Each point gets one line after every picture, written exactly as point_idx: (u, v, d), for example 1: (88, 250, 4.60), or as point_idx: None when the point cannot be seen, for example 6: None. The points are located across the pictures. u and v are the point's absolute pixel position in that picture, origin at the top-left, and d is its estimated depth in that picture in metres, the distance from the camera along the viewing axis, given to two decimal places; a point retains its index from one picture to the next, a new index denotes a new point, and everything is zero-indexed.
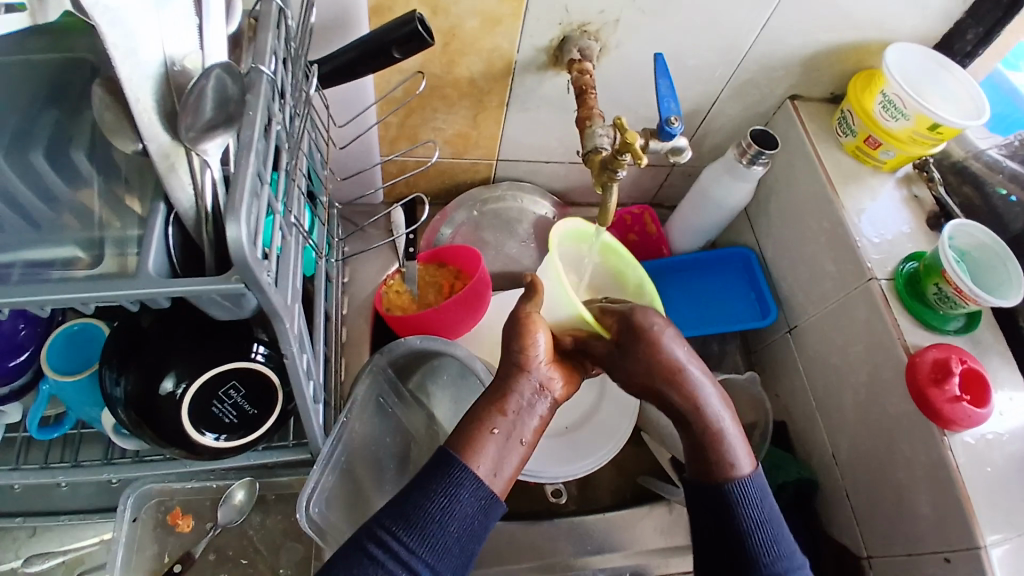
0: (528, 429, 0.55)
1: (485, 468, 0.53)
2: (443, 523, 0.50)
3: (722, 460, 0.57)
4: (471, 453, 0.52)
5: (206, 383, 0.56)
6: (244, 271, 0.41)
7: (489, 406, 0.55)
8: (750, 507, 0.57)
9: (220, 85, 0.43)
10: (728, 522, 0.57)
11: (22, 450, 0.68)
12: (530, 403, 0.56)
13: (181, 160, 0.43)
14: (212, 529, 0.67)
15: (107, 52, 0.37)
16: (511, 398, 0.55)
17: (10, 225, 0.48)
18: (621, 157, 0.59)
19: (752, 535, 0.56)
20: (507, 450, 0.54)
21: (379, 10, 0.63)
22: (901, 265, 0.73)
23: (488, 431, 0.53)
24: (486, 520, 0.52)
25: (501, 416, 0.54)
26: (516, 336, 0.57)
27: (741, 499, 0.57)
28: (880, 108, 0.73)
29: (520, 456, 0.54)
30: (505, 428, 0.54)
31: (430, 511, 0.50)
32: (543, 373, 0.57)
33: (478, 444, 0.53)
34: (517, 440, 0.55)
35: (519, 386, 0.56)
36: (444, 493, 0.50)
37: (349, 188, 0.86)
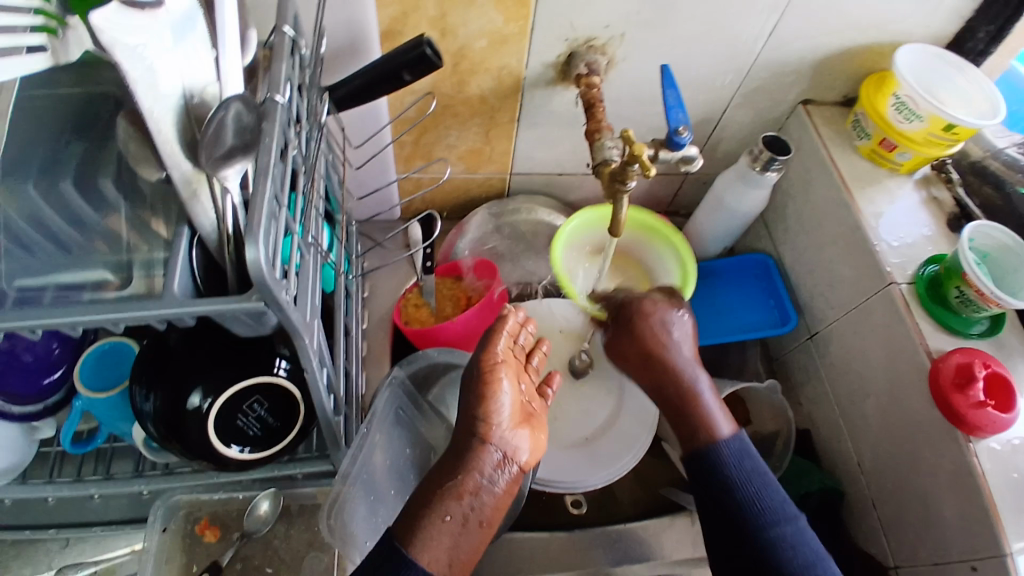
0: (487, 507, 0.57)
1: (441, 557, 0.53)
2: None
3: (700, 421, 0.63)
4: (416, 538, 0.52)
5: (230, 398, 0.58)
6: (263, 290, 0.42)
7: (447, 495, 0.55)
8: (736, 463, 0.61)
9: (239, 116, 0.45)
10: (720, 483, 0.61)
11: (57, 463, 0.71)
12: (491, 476, 0.57)
13: (203, 186, 0.46)
14: (238, 539, 0.68)
15: (131, 86, 0.40)
16: (467, 475, 0.56)
17: (43, 251, 0.51)
18: (629, 169, 0.60)
19: (739, 489, 0.60)
20: (463, 537, 0.54)
21: (389, 35, 0.65)
22: (922, 269, 0.72)
23: (438, 518, 0.54)
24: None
25: (456, 502, 0.55)
26: (481, 403, 0.59)
27: (729, 456, 0.62)
28: (894, 110, 0.73)
29: (478, 538, 0.56)
30: (459, 515, 0.55)
31: None
32: (502, 445, 0.59)
33: (424, 528, 0.53)
34: (472, 524, 0.55)
35: (481, 462, 0.57)
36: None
37: (368, 206, 0.88)
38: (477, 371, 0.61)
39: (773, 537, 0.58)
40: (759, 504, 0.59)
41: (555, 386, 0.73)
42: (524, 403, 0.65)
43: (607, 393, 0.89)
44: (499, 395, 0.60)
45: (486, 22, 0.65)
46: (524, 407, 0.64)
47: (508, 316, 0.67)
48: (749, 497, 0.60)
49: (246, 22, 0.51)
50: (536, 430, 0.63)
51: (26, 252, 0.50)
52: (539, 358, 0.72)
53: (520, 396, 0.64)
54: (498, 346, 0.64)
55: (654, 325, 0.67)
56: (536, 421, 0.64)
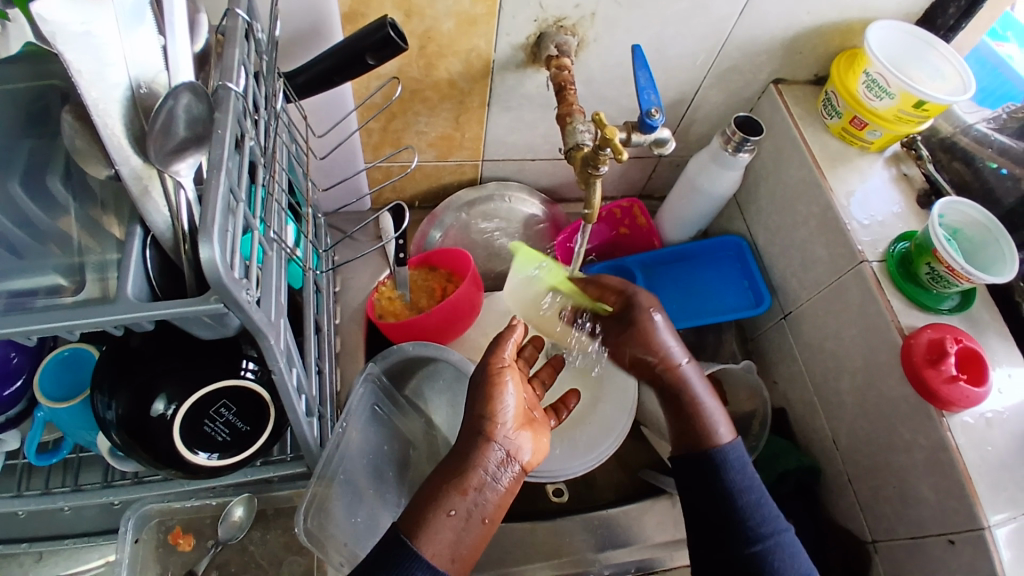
0: (489, 504, 0.56)
1: (442, 552, 0.52)
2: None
3: (705, 427, 0.66)
4: (420, 534, 0.52)
5: (194, 405, 0.55)
6: (221, 291, 0.40)
7: (450, 487, 0.55)
8: (734, 473, 0.63)
9: (189, 108, 0.43)
10: (717, 489, 0.63)
11: (25, 475, 0.68)
12: (493, 474, 0.57)
13: (155, 182, 0.43)
14: (213, 546, 0.66)
15: (73, 77, 0.37)
16: (472, 471, 0.56)
17: None
18: (602, 154, 0.60)
19: (736, 497, 0.62)
20: (466, 531, 0.54)
21: (351, 17, 0.62)
22: (893, 245, 0.72)
23: (444, 512, 0.54)
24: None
25: (459, 497, 0.55)
26: (488, 402, 0.59)
27: (730, 465, 0.64)
28: (865, 87, 0.72)
29: (478, 535, 0.55)
30: (463, 509, 0.54)
31: None
32: (507, 443, 0.58)
33: (426, 524, 0.53)
34: (475, 520, 0.55)
35: (484, 459, 0.56)
36: None
37: (335, 197, 0.85)
38: (483, 375, 0.61)
39: (759, 550, 0.60)
40: (755, 513, 0.62)
41: (571, 406, 0.76)
42: (527, 409, 0.64)
43: (586, 381, 0.88)
44: (505, 396, 0.60)
45: (453, 2, 0.62)
46: (527, 411, 0.63)
47: (516, 322, 0.65)
48: (743, 506, 0.62)
49: (196, 5, 0.48)
50: (538, 433, 0.63)
51: None
52: (547, 373, 0.75)
53: (524, 401, 0.63)
54: (505, 351, 0.63)
55: (654, 331, 0.70)
56: (538, 426, 0.64)
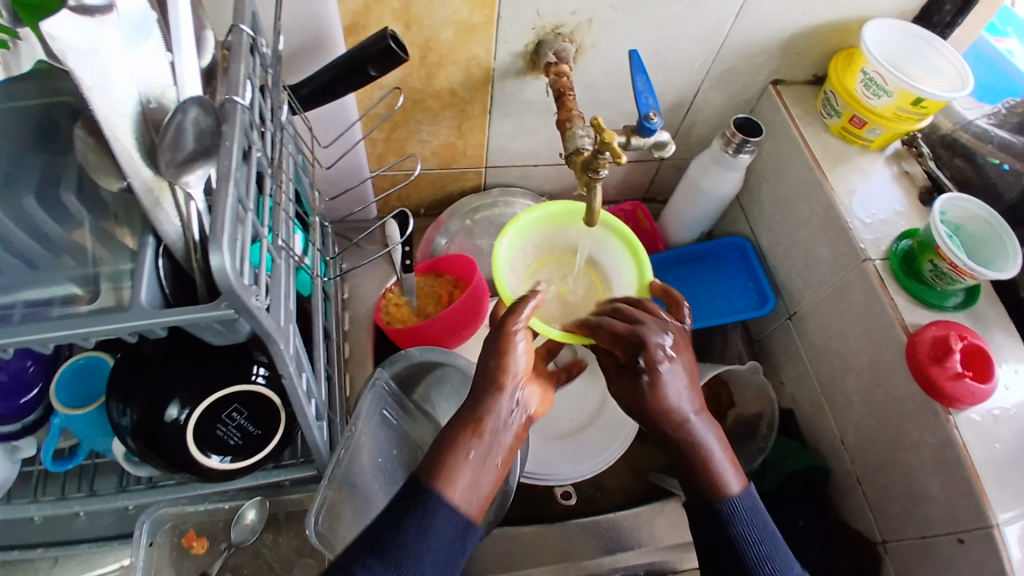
0: (503, 449, 0.54)
1: (462, 493, 0.50)
2: (419, 555, 0.47)
3: (709, 479, 0.57)
4: (441, 476, 0.50)
5: (207, 408, 0.57)
6: (231, 298, 0.41)
7: (463, 429, 0.53)
8: (748, 525, 0.56)
9: (196, 121, 0.45)
10: (724, 543, 0.56)
11: (40, 483, 0.69)
12: (506, 421, 0.55)
13: (166, 194, 0.45)
14: (226, 549, 0.67)
15: (85, 93, 0.39)
16: (489, 415, 0.54)
17: (11, 269, 0.49)
18: (600, 157, 0.60)
19: (746, 551, 0.55)
20: (483, 473, 0.52)
21: (353, 29, 0.64)
22: (895, 244, 0.72)
23: (461, 453, 0.52)
24: (460, 548, 0.50)
25: (476, 439, 0.53)
26: (499, 354, 0.57)
27: (747, 514, 0.56)
28: (862, 86, 0.73)
29: (496, 479, 0.53)
30: (481, 451, 0.52)
31: (404, 543, 0.47)
32: (519, 390, 0.57)
33: (447, 467, 0.51)
34: (491, 463, 0.53)
35: (496, 405, 0.54)
36: (419, 524, 0.48)
37: (342, 205, 0.87)
38: (494, 332, 0.60)
39: None
40: (766, 567, 0.55)
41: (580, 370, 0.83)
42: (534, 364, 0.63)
43: (593, 384, 0.88)
44: (517, 346, 0.58)
45: (452, 12, 0.64)
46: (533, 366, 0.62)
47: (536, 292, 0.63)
48: (754, 559, 0.55)
49: (202, 21, 0.50)
50: (541, 387, 0.63)
51: None
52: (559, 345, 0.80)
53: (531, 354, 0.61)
54: (522, 315, 0.60)
55: (663, 387, 0.58)
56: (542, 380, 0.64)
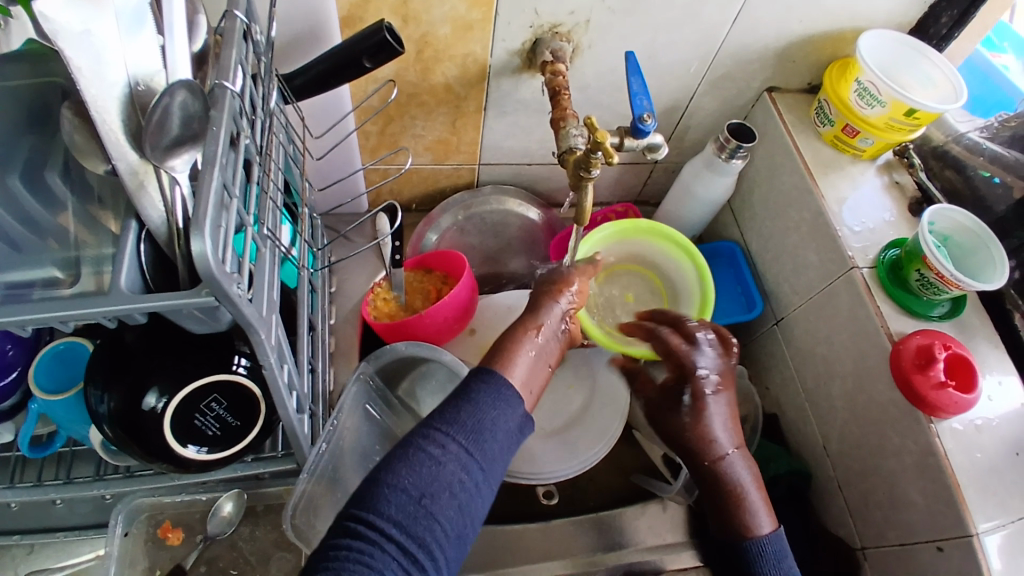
0: (552, 350, 0.62)
1: (520, 378, 0.56)
2: (492, 426, 0.49)
3: (741, 515, 0.59)
4: (506, 364, 0.56)
5: (188, 396, 0.56)
6: (213, 285, 0.41)
7: (524, 328, 0.60)
8: (772, 567, 0.57)
9: (184, 104, 0.44)
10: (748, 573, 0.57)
11: (18, 469, 0.68)
12: (556, 328, 0.63)
13: (151, 178, 0.44)
14: (202, 541, 0.66)
15: (73, 73, 0.39)
16: (546, 317, 0.63)
17: None
18: (593, 157, 0.60)
19: None
20: (536, 366, 0.59)
21: (350, 21, 0.63)
22: (883, 253, 0.72)
23: (525, 346, 0.58)
24: (520, 437, 0.52)
25: (533, 335, 0.60)
26: (555, 278, 0.67)
27: (772, 558, 0.57)
28: (856, 96, 0.73)
29: (542, 376, 0.60)
30: (537, 347, 0.59)
31: (483, 418, 0.49)
32: (570, 306, 0.65)
33: (511, 358, 0.57)
34: (540, 358, 0.60)
35: (548, 308, 0.63)
36: (494, 404, 0.50)
37: (332, 197, 0.86)
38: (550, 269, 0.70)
39: None
40: None
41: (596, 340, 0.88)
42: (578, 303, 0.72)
43: (580, 383, 0.88)
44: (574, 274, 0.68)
45: (450, 8, 0.63)
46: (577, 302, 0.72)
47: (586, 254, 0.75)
48: None
49: (195, 6, 0.49)
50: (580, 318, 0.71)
51: None
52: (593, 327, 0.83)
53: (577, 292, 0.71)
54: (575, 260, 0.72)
55: (705, 411, 0.63)
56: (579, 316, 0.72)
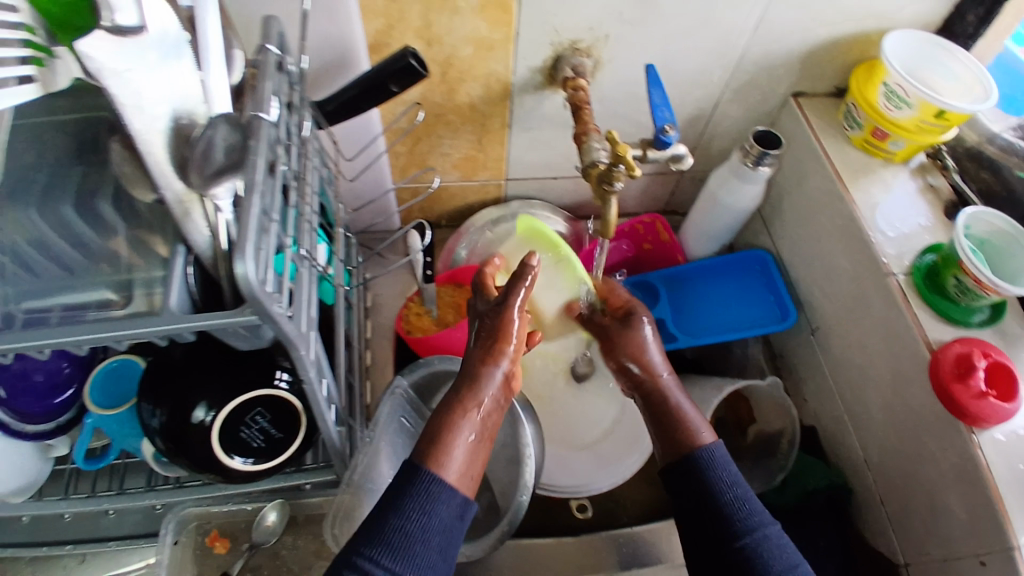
0: (491, 422, 0.60)
1: (455, 471, 0.55)
2: (424, 538, 0.50)
3: (681, 428, 0.62)
4: (435, 458, 0.54)
5: (233, 411, 0.59)
6: (255, 303, 0.43)
7: (452, 410, 0.58)
8: (716, 472, 0.58)
9: (228, 136, 0.46)
10: (696, 487, 0.58)
11: (72, 480, 0.73)
12: (496, 399, 0.61)
13: (196, 207, 0.48)
14: (247, 550, 0.68)
15: (120, 109, 0.42)
16: (485, 387, 0.60)
17: (51, 273, 0.53)
18: (615, 170, 0.61)
19: (719, 499, 0.57)
20: (476, 454, 0.57)
21: (377, 48, 0.66)
22: (919, 257, 0.71)
23: (460, 432, 0.57)
24: (462, 522, 0.54)
25: (465, 419, 0.58)
26: (490, 333, 0.63)
27: (710, 462, 0.59)
28: (884, 98, 0.72)
29: (483, 457, 0.58)
30: (473, 431, 0.57)
31: (409, 531, 0.50)
32: (506, 368, 0.62)
33: (445, 448, 0.55)
34: (481, 440, 0.58)
35: (484, 378, 0.61)
36: (420, 510, 0.51)
37: (367, 217, 0.89)
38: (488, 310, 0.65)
39: (748, 542, 0.54)
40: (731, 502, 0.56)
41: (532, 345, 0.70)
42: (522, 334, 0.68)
43: (613, 397, 0.88)
44: (511, 318, 0.63)
45: (471, 29, 0.66)
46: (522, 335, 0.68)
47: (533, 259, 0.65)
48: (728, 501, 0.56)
49: (230, 41, 0.52)
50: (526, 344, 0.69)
51: (32, 273, 0.53)
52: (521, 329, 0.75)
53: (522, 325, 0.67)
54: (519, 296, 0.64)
55: (643, 340, 0.71)
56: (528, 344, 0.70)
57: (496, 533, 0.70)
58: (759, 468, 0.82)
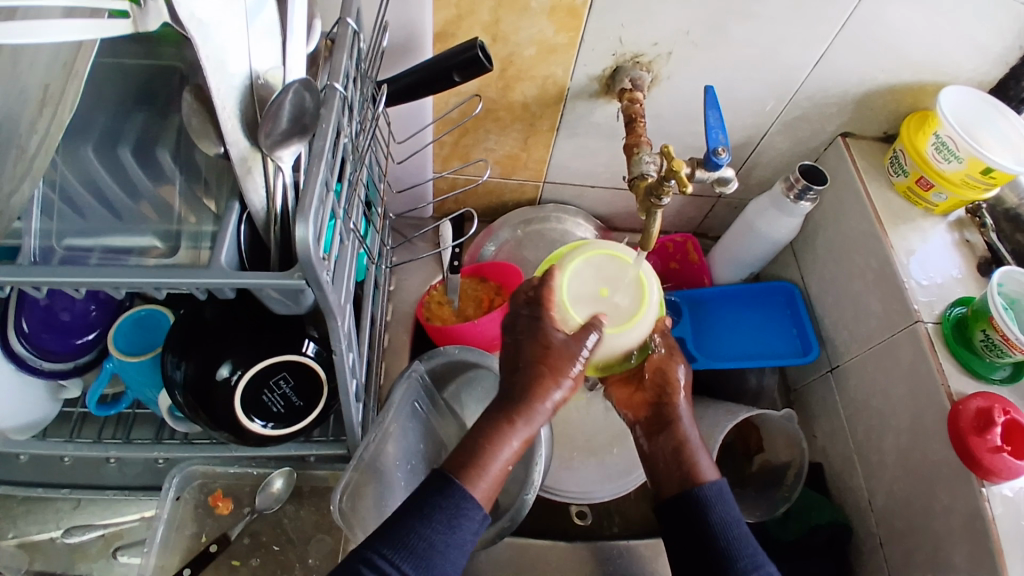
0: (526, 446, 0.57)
1: (483, 494, 0.54)
2: (444, 552, 0.50)
3: (691, 461, 0.61)
4: (473, 472, 0.53)
5: (258, 373, 0.59)
6: (307, 269, 0.44)
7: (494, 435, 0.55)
8: (721, 507, 0.58)
9: (298, 100, 0.47)
10: (698, 521, 0.57)
11: (77, 425, 0.71)
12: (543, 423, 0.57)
13: (257, 165, 0.47)
14: (249, 514, 0.69)
15: (200, 63, 0.42)
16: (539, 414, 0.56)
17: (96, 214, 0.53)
18: (666, 185, 0.60)
19: (722, 534, 0.56)
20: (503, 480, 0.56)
21: (442, 36, 0.67)
22: (949, 309, 0.71)
23: (502, 457, 0.54)
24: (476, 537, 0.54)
25: (511, 445, 0.55)
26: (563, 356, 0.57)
27: (716, 497, 0.58)
28: (934, 149, 0.73)
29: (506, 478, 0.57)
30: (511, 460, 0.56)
31: (433, 543, 0.49)
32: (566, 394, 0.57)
33: (485, 464, 0.54)
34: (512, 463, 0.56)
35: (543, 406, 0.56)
36: (448, 525, 0.50)
37: (403, 201, 0.90)
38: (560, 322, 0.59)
39: None
40: (732, 536, 0.56)
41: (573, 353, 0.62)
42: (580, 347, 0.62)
43: None
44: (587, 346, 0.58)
45: (537, 30, 0.66)
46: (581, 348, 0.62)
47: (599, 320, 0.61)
48: (731, 537, 0.56)
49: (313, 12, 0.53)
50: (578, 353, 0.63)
51: (78, 213, 0.52)
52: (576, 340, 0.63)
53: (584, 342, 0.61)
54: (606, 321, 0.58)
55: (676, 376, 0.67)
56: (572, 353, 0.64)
57: (494, 528, 0.71)
58: (762, 498, 0.81)
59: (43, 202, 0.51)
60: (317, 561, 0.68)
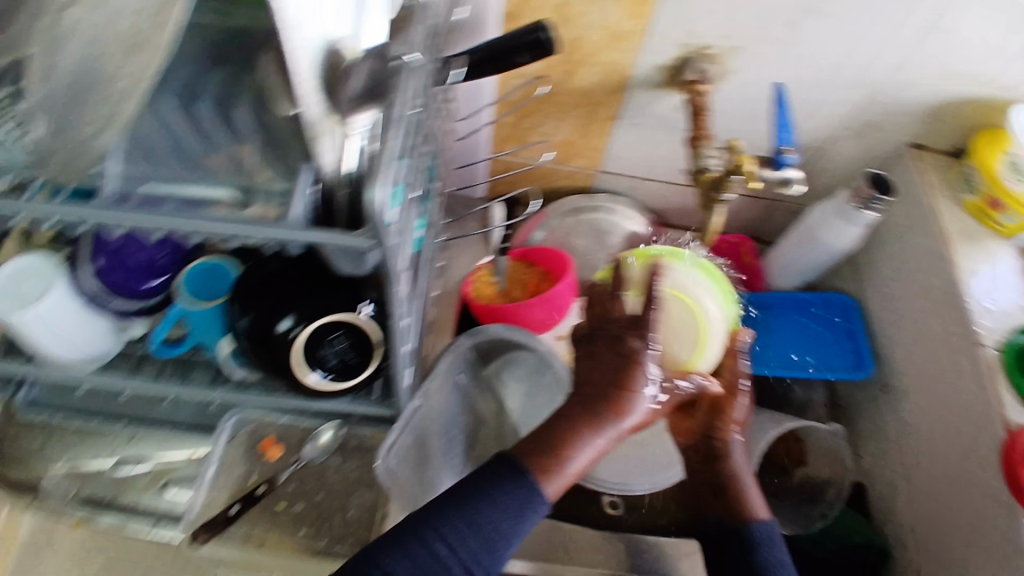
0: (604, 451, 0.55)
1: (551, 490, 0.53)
2: (505, 537, 0.50)
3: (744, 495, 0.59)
4: (547, 469, 0.52)
5: (316, 329, 0.61)
6: (374, 230, 0.45)
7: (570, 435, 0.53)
8: (768, 550, 0.57)
9: (372, 69, 0.50)
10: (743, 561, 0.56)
11: (138, 362, 0.73)
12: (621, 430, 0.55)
13: (332, 129, 0.49)
14: (295, 462, 0.72)
15: (280, 24, 0.43)
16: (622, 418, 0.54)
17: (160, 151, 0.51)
18: (730, 178, 0.65)
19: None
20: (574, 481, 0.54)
21: (510, 16, 0.68)
22: (1011, 337, 0.68)
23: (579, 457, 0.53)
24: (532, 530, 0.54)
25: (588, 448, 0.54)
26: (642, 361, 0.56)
27: (764, 539, 0.57)
28: (1007, 168, 0.70)
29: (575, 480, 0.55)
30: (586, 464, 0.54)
31: (497, 528, 0.50)
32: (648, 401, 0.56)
33: (561, 463, 0.52)
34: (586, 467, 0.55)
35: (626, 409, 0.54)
36: (510, 515, 0.51)
37: (457, 177, 0.91)
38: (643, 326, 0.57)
39: None
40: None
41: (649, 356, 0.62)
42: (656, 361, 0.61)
43: None
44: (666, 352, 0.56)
45: (606, 16, 0.66)
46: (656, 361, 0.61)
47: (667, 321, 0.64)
48: None
49: None
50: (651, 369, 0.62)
51: (147, 158, 0.51)
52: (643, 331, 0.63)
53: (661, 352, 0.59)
54: None
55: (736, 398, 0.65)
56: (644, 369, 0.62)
57: None
58: (796, 512, 0.80)
59: (122, 152, 0.50)
60: (357, 513, 0.71)
